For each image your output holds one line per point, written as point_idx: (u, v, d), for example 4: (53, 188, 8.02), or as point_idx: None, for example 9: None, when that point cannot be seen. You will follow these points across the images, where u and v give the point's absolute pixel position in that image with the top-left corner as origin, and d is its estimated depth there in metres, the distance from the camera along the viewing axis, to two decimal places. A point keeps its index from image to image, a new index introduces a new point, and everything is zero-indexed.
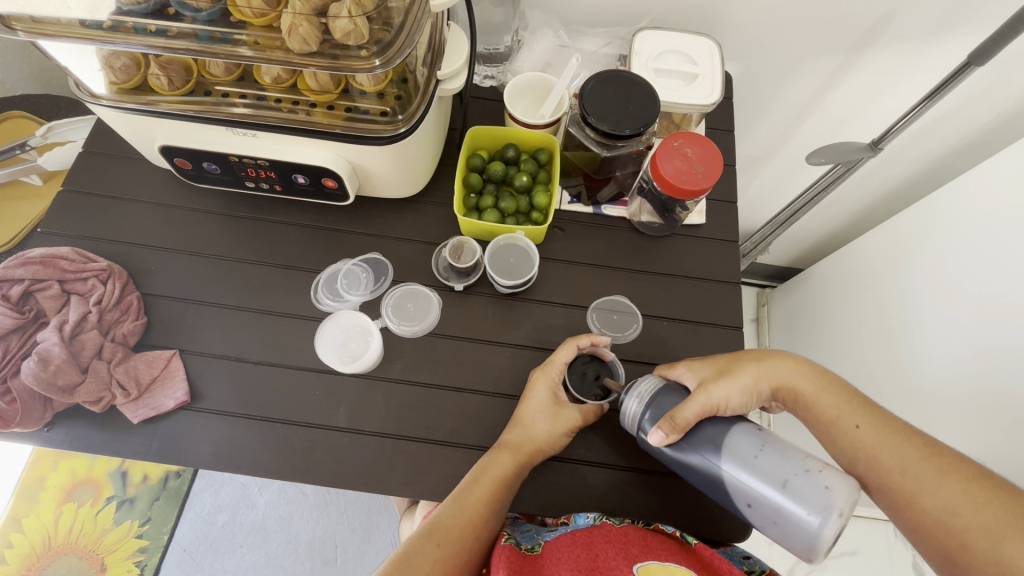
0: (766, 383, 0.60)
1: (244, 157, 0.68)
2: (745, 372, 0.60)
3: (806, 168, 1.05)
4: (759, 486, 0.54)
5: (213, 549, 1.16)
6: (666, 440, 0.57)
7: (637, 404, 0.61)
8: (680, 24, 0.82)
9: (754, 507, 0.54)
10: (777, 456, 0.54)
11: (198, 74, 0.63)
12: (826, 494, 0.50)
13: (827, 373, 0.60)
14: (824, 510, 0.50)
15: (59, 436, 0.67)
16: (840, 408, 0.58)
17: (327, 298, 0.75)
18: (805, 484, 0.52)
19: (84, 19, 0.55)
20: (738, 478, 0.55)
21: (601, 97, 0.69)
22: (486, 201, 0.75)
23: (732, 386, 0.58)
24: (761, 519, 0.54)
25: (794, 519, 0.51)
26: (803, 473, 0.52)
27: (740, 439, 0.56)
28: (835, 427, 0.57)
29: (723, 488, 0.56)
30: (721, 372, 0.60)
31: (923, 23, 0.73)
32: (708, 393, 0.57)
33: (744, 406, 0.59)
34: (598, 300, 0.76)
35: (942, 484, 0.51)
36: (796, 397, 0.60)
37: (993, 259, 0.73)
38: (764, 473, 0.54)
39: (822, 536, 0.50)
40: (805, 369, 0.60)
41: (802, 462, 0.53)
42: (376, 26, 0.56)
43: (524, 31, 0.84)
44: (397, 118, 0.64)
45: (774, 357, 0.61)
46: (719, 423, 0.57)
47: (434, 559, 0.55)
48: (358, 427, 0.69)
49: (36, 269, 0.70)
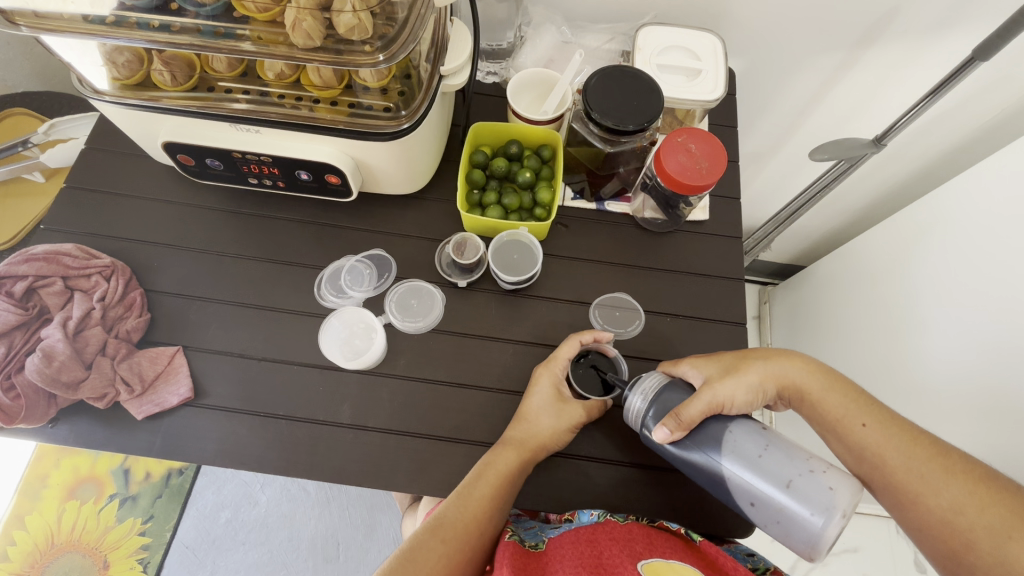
0: (772, 381, 0.60)
1: (247, 153, 0.68)
2: (752, 370, 0.60)
3: (809, 165, 1.05)
4: (763, 485, 0.54)
5: (215, 546, 1.16)
6: (671, 437, 0.56)
7: (641, 400, 0.61)
8: (683, 20, 0.82)
9: (756, 506, 0.55)
10: (781, 456, 0.54)
11: (200, 70, 0.63)
12: (828, 494, 0.51)
13: (834, 373, 0.60)
14: (827, 511, 0.50)
15: (63, 432, 0.67)
16: (845, 407, 0.58)
17: (330, 295, 0.75)
18: (809, 484, 0.52)
19: (87, 15, 0.55)
20: (741, 477, 0.55)
21: (605, 92, 0.68)
22: (489, 197, 0.75)
23: (737, 383, 0.58)
24: (764, 518, 0.54)
25: (797, 519, 0.51)
26: (807, 473, 0.52)
27: (745, 438, 0.56)
28: (839, 425, 0.57)
29: (727, 487, 0.56)
30: (728, 369, 0.60)
31: (925, 19, 0.73)
32: (715, 390, 0.57)
33: (750, 404, 0.59)
34: (600, 297, 0.76)
35: (948, 484, 0.51)
36: (802, 396, 0.60)
37: (996, 257, 0.73)
38: (768, 472, 0.54)
39: (824, 536, 0.50)
40: (811, 368, 0.60)
41: (806, 462, 0.53)
42: (379, 21, 0.56)
43: (526, 27, 0.84)
44: (400, 114, 0.63)
45: (780, 356, 0.61)
46: (724, 420, 0.57)
47: (438, 556, 0.55)
48: (361, 423, 0.69)
49: (40, 266, 0.70)
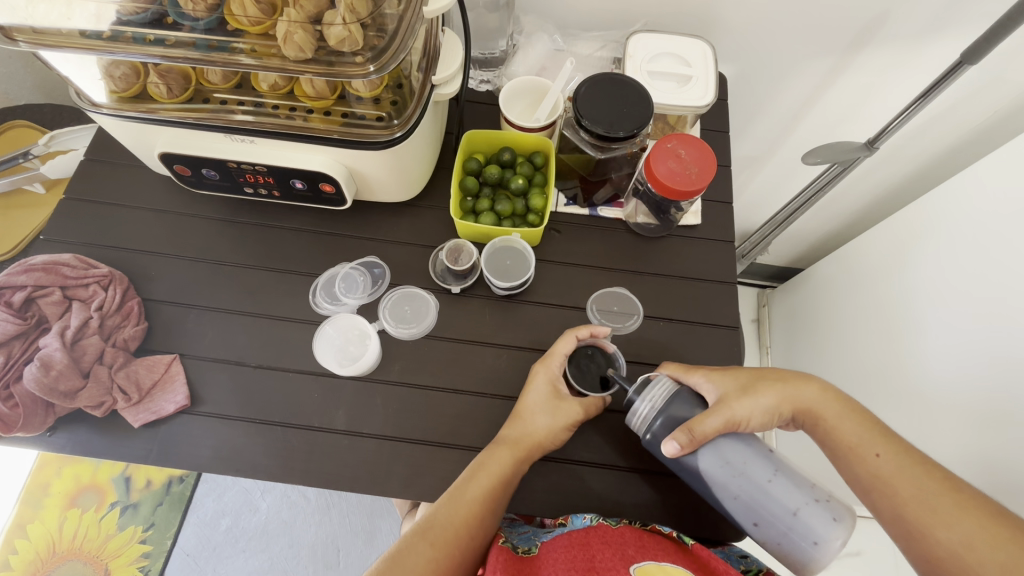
0: (788, 404, 0.60)
1: (242, 163, 0.68)
2: (770, 392, 0.60)
3: (803, 168, 1.05)
4: (770, 510, 0.56)
5: (215, 553, 1.16)
6: (681, 451, 0.56)
7: (648, 407, 0.61)
8: (672, 26, 0.83)
9: (760, 526, 0.57)
10: (789, 483, 0.56)
11: (196, 82, 0.64)
12: (833, 526, 0.54)
13: (849, 400, 0.61)
14: (829, 541, 0.53)
15: (61, 440, 0.68)
16: (861, 435, 0.58)
17: (324, 302, 0.75)
18: (814, 514, 0.54)
19: (84, 30, 0.56)
20: (749, 501, 0.56)
21: (594, 100, 0.69)
22: (482, 204, 0.76)
23: (755, 404, 0.58)
24: (765, 537, 0.57)
25: (798, 544, 0.55)
26: (812, 502, 0.55)
27: (754, 462, 0.57)
28: (853, 453, 0.57)
29: (732, 508, 0.58)
30: (745, 388, 0.60)
31: (917, 22, 0.74)
32: (731, 409, 0.57)
33: (763, 424, 0.60)
34: (598, 291, 0.77)
35: (960, 519, 0.51)
36: (816, 421, 0.60)
37: (991, 258, 0.73)
38: (776, 499, 0.55)
39: (819, 561, 0.54)
40: (828, 394, 0.61)
41: (811, 491, 0.56)
42: (369, 33, 0.57)
43: (518, 36, 0.85)
44: (393, 123, 0.64)
45: (796, 380, 0.62)
46: (738, 439, 0.58)
47: (427, 560, 0.55)
48: (357, 430, 0.69)
49: (38, 276, 0.71)
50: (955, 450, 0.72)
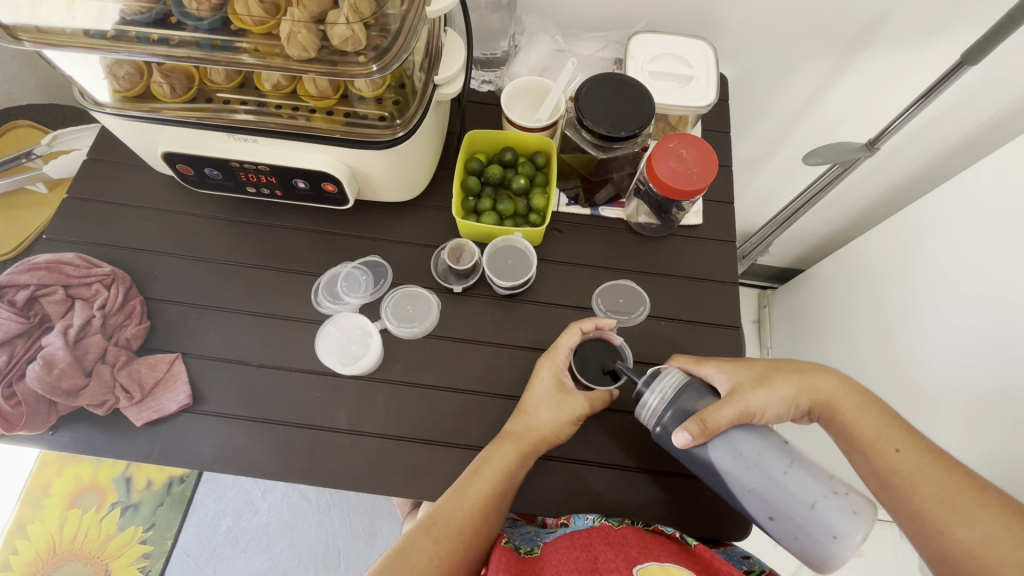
0: (806, 396, 0.60)
1: (245, 162, 0.69)
2: (787, 384, 0.59)
3: (803, 169, 1.05)
4: (787, 503, 0.55)
5: (216, 554, 1.16)
6: (692, 442, 0.56)
7: (658, 399, 0.60)
8: (673, 27, 0.83)
9: (775, 520, 0.56)
10: (806, 475, 0.56)
11: (199, 82, 0.64)
12: (852, 519, 0.53)
13: (868, 394, 0.60)
14: (848, 534, 0.53)
15: (63, 439, 0.68)
16: (880, 431, 0.57)
17: (326, 301, 0.75)
18: (832, 506, 0.54)
19: (87, 29, 0.56)
20: (766, 493, 0.56)
21: (598, 98, 0.70)
22: (484, 204, 0.76)
23: (770, 396, 0.58)
24: (781, 532, 0.57)
25: (816, 538, 0.54)
26: (830, 495, 0.55)
27: (770, 454, 0.57)
28: (871, 449, 0.57)
29: (748, 501, 0.58)
30: (760, 379, 0.59)
31: (917, 23, 0.74)
32: (745, 400, 0.57)
33: (779, 417, 0.59)
34: (603, 283, 0.78)
35: (981, 518, 0.51)
36: (833, 414, 0.60)
37: (992, 258, 0.73)
38: (793, 491, 0.55)
39: (838, 556, 0.54)
40: (847, 387, 0.60)
41: (829, 483, 0.56)
42: (373, 32, 0.57)
43: (520, 36, 0.85)
44: (394, 122, 0.64)
45: (816, 372, 0.61)
46: (751, 429, 0.58)
47: (430, 557, 0.55)
48: (358, 429, 0.69)
49: (41, 276, 0.71)
50: (957, 450, 0.72)
